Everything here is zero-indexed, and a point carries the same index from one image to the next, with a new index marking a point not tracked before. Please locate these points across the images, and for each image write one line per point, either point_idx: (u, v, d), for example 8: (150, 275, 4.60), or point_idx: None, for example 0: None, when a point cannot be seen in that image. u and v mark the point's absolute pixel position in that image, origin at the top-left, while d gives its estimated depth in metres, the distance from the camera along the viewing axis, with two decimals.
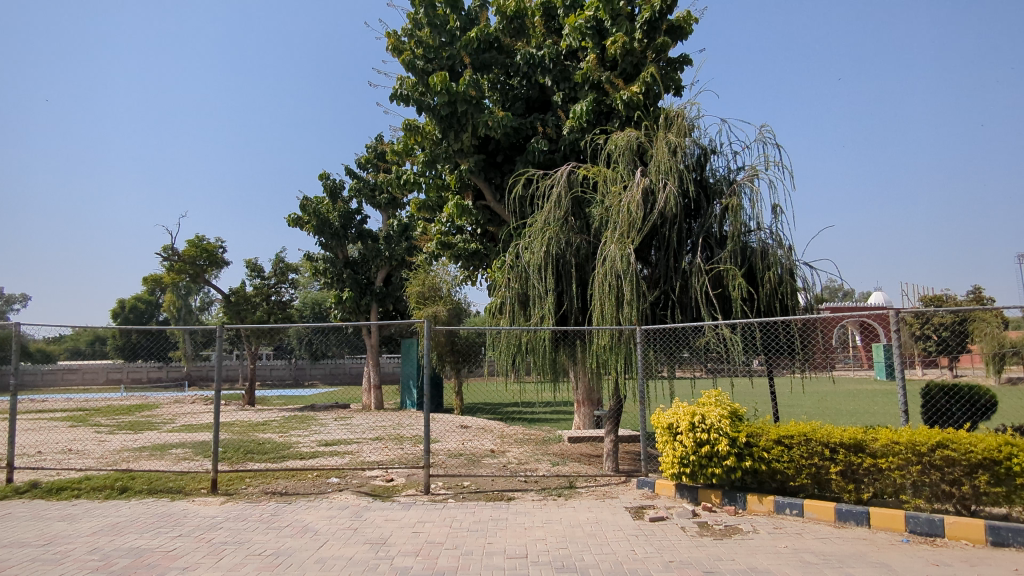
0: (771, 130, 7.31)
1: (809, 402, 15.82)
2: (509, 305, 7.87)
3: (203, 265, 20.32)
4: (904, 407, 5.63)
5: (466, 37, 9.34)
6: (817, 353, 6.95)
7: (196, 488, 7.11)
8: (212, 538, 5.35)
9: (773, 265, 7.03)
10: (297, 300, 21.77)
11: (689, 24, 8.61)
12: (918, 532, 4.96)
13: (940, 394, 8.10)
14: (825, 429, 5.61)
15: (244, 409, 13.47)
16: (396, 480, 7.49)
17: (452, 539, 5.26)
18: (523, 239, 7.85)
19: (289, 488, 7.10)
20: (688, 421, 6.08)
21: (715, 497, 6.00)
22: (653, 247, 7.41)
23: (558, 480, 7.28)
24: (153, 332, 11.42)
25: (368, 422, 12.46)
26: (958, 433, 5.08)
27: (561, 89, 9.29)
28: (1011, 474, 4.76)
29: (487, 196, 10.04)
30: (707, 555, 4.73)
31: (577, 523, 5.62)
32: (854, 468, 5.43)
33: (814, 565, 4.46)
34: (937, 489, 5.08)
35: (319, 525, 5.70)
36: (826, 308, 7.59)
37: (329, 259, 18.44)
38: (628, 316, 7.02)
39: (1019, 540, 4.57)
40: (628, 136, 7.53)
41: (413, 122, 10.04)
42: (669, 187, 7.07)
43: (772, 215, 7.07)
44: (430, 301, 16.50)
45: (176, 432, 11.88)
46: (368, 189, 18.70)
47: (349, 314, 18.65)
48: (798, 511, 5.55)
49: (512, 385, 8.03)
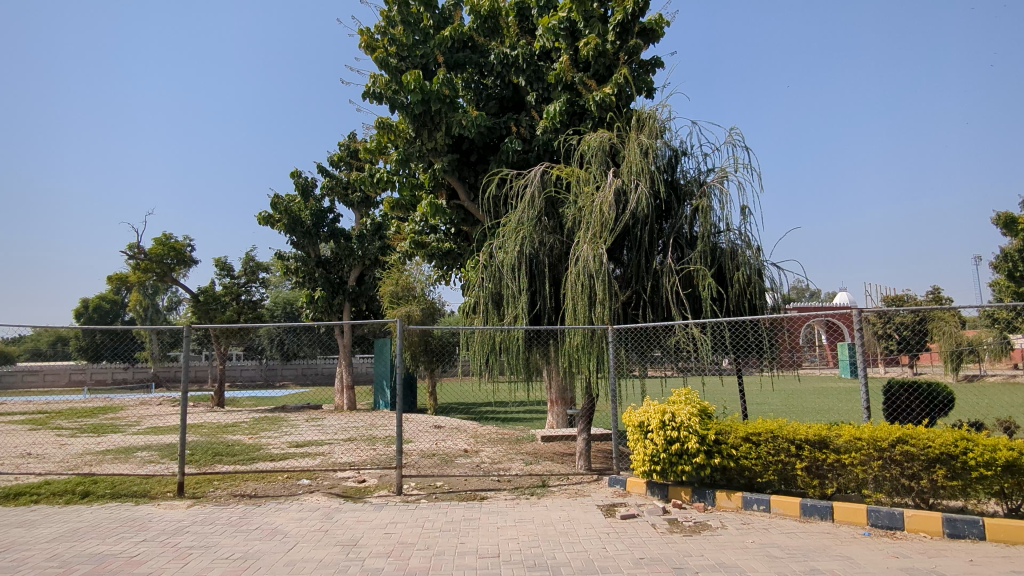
0: (741, 133, 7.44)
1: (777, 399, 16.13)
2: (482, 305, 7.87)
3: (170, 263, 19.85)
4: (868, 403, 5.72)
5: (439, 36, 9.34)
6: (783, 351, 7.12)
7: (162, 491, 6.96)
8: (178, 542, 5.25)
9: (742, 266, 7.16)
10: (268, 299, 21.45)
11: (661, 27, 8.73)
12: (878, 526, 5.10)
13: (902, 391, 8.34)
14: (791, 426, 5.73)
15: (211, 412, 13.19)
16: (368, 481, 7.44)
17: (424, 539, 5.24)
18: (496, 239, 7.87)
19: (258, 491, 6.99)
20: (659, 419, 6.17)
21: (685, 494, 6.09)
22: (625, 247, 7.50)
23: (531, 479, 7.31)
24: (119, 333, 11.12)
25: (339, 424, 12.33)
26: (917, 429, 5.24)
27: (534, 89, 9.32)
28: (967, 469, 4.91)
29: (461, 195, 10.03)
30: (676, 551, 4.80)
31: (549, 522, 5.65)
32: (819, 464, 5.55)
33: (780, 559, 4.55)
34: (897, 483, 5.23)
35: (289, 528, 5.64)
36: (793, 308, 7.76)
37: (301, 257, 18.22)
38: (600, 315, 7.08)
39: (974, 531, 4.74)
40: (600, 137, 7.59)
41: (386, 120, 9.97)
42: (641, 187, 7.14)
43: (741, 216, 7.19)
44: (404, 301, 16.39)
45: (142, 435, 11.58)
46: (341, 187, 18.49)
47: (321, 314, 18.40)
48: (765, 506, 5.66)
49: (486, 385, 8.01)
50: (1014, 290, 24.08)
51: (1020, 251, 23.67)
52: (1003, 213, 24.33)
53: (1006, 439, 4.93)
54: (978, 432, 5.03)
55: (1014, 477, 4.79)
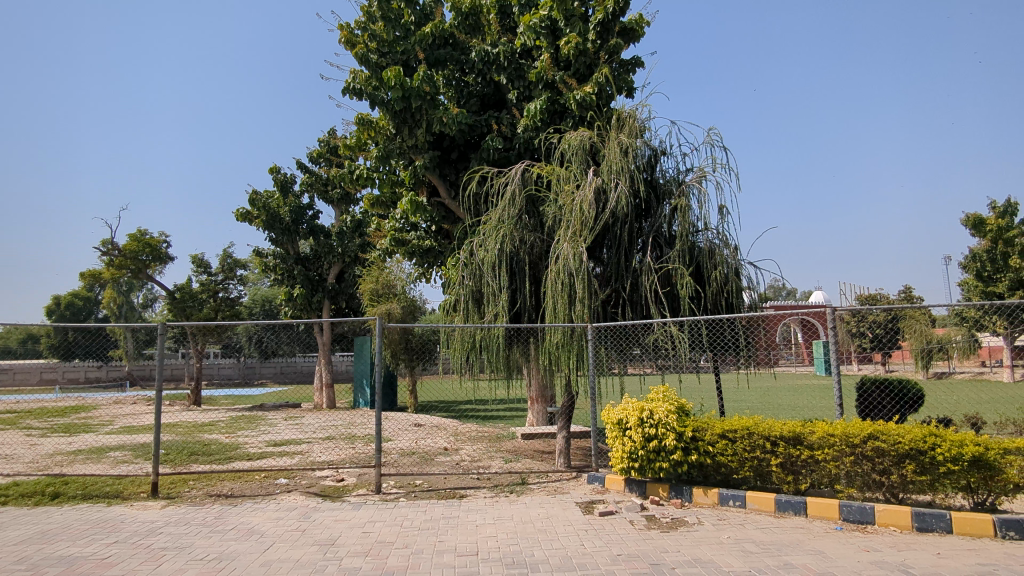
0: (719, 132, 7.50)
1: (754, 395, 16.37)
2: (463, 303, 7.84)
3: (145, 260, 19.50)
4: (840, 401, 5.67)
5: (421, 33, 9.28)
6: (759, 349, 7.23)
7: (136, 492, 6.84)
8: (151, 543, 5.17)
9: (720, 265, 7.23)
10: (246, 296, 21.17)
11: (641, 26, 8.78)
12: (850, 520, 5.20)
13: (873, 388, 8.54)
14: (766, 423, 5.81)
15: (188, 411, 13.00)
16: (346, 480, 7.39)
17: (403, 538, 5.22)
18: (476, 237, 7.86)
19: (234, 491, 6.90)
20: (637, 416, 6.21)
21: (663, 491, 6.14)
22: (605, 246, 7.52)
23: (511, 477, 7.32)
24: (91, 331, 10.90)
25: (318, 422, 12.23)
26: (887, 425, 5.35)
27: (515, 87, 9.31)
28: (935, 464, 5.02)
29: (442, 192, 9.97)
30: (654, 547, 4.84)
31: (528, 519, 5.67)
32: (793, 460, 5.63)
33: (755, 554, 4.62)
34: (868, 478, 5.34)
35: (265, 527, 5.58)
36: (770, 306, 7.86)
37: (280, 255, 18.05)
38: (580, 313, 7.12)
39: (942, 525, 4.86)
40: (581, 136, 7.63)
41: (366, 116, 9.84)
42: (621, 186, 7.18)
43: (719, 216, 7.27)
44: (385, 298, 16.28)
45: (116, 434, 11.38)
46: (321, 183, 18.31)
47: (300, 312, 18.23)
48: (741, 502, 5.74)
49: (466, 382, 8.00)
50: (981, 289, 24.43)
51: (988, 252, 24.25)
52: (972, 214, 24.94)
53: (973, 435, 5.05)
54: (946, 429, 5.16)
55: (980, 471, 4.91)
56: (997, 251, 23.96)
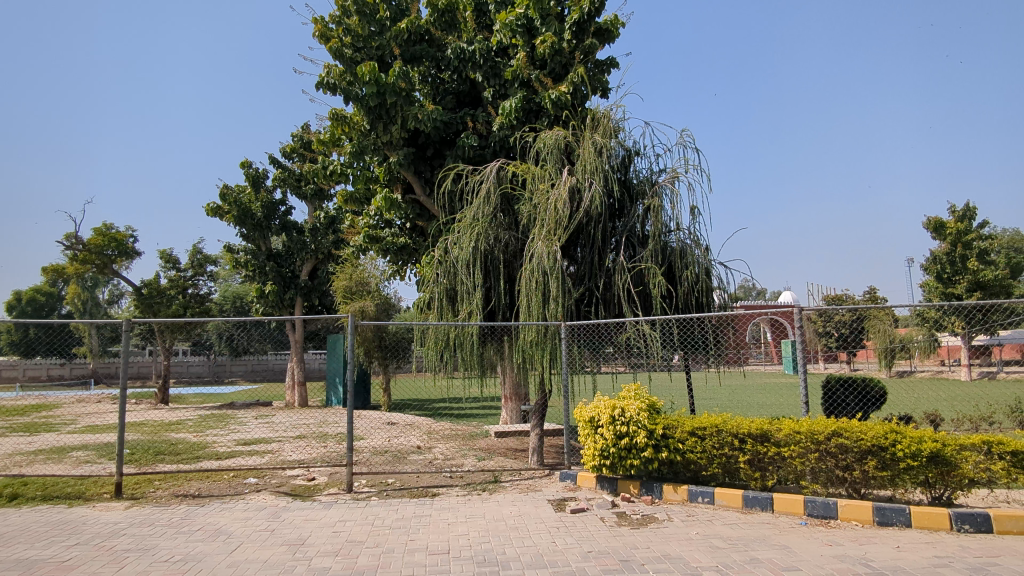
0: (691, 135, 7.60)
1: (724, 393, 16.65)
2: (437, 301, 7.81)
3: (111, 255, 18.99)
4: (806, 398, 5.76)
5: (396, 28, 9.20)
6: (729, 348, 7.36)
7: (98, 493, 6.68)
8: (114, 545, 5.05)
9: (691, 265, 7.32)
10: (216, 293, 20.76)
11: (616, 27, 8.86)
12: (814, 515, 5.31)
13: (839, 387, 8.74)
14: (734, 421, 5.91)
15: (154, 410, 12.71)
16: (317, 479, 7.31)
17: (374, 537, 5.19)
18: (451, 235, 7.84)
19: (201, 490, 6.78)
20: (609, 414, 6.27)
21: (634, 488, 6.21)
22: (579, 245, 7.58)
23: (483, 475, 7.34)
24: (53, 328, 10.58)
25: (290, 421, 12.08)
26: (850, 423, 5.48)
27: (491, 85, 9.30)
28: (896, 459, 5.16)
29: (417, 189, 9.88)
30: (624, 544, 4.88)
31: (500, 517, 5.67)
32: (761, 457, 5.73)
33: (722, 549, 4.70)
34: (832, 474, 5.46)
35: (233, 528, 5.49)
36: (740, 306, 8.02)
37: (250, 251, 17.76)
38: (554, 312, 7.15)
39: (901, 519, 5.01)
40: (555, 135, 7.65)
41: (340, 112, 9.71)
42: (595, 186, 7.22)
43: (690, 216, 7.36)
44: (358, 295, 16.14)
45: (79, 434, 11.05)
46: (294, 178, 18.05)
47: (272, 309, 17.97)
48: (709, 499, 5.82)
49: (440, 381, 7.97)
50: (941, 290, 25.04)
51: (947, 254, 25.02)
52: (933, 217, 25.67)
53: (931, 431, 5.23)
54: (905, 425, 5.32)
55: (938, 467, 5.07)
56: (956, 254, 24.79)
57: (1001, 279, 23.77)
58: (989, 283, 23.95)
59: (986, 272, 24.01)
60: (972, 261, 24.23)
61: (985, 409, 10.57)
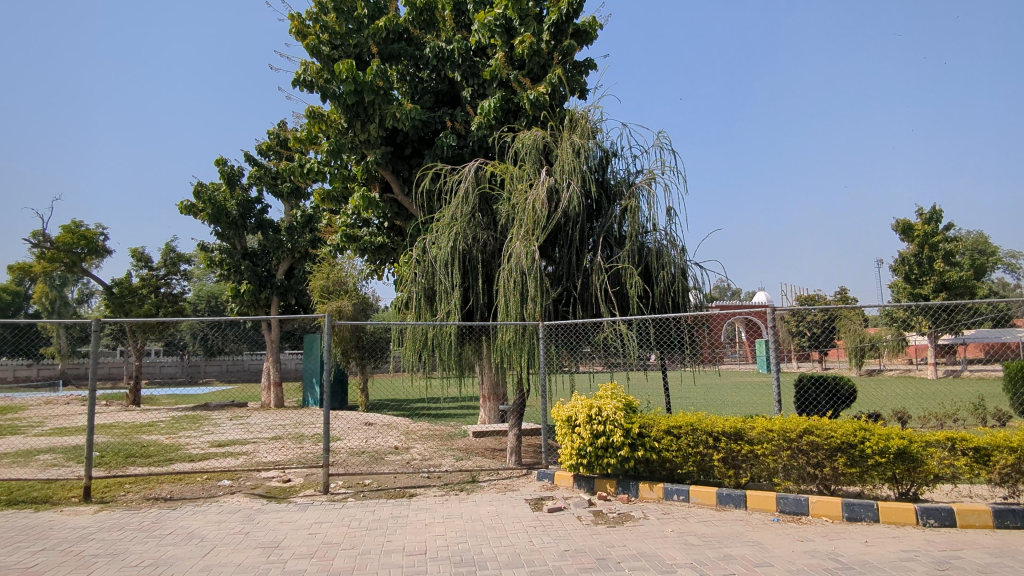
0: (668, 136, 7.69)
1: (699, 393, 16.85)
2: (415, 300, 7.78)
3: (80, 253, 18.53)
4: (779, 397, 5.84)
5: (374, 26, 9.14)
6: (704, 347, 7.46)
7: (66, 497, 6.52)
8: (82, 550, 4.94)
9: (667, 265, 7.40)
10: (190, 292, 20.41)
11: (595, 29, 8.92)
12: (786, 511, 5.41)
13: (811, 386, 8.93)
14: (709, 420, 5.99)
15: (125, 411, 12.44)
16: (293, 480, 7.24)
17: (350, 538, 5.15)
18: (429, 235, 7.81)
19: (174, 493, 6.66)
20: (586, 413, 6.32)
21: (610, 487, 6.25)
22: (557, 245, 7.61)
23: (461, 474, 7.33)
24: (19, 328, 10.28)
25: (265, 421, 11.93)
26: (821, 420, 5.59)
27: (470, 84, 9.29)
28: (865, 456, 5.28)
29: (395, 189, 9.83)
30: (600, 543, 4.92)
31: (478, 517, 5.68)
32: (734, 455, 5.82)
33: (696, 547, 4.76)
34: (803, 471, 5.57)
35: (206, 531, 5.41)
36: (715, 306, 8.14)
37: (225, 250, 17.48)
38: (532, 312, 7.17)
39: (870, 515, 5.13)
40: (534, 135, 7.67)
41: (317, 109, 9.63)
42: (572, 187, 7.27)
43: (666, 217, 7.44)
44: (335, 295, 16.01)
45: (46, 436, 10.76)
46: (270, 176, 17.85)
47: (247, 308, 17.69)
48: (684, 496, 5.88)
49: (418, 381, 7.92)
50: (909, 290, 25.67)
51: (914, 255, 25.66)
52: (901, 219, 26.30)
53: (898, 429, 5.36)
54: (873, 423, 5.45)
55: (904, 463, 5.20)
56: (923, 255, 25.43)
57: (965, 280, 24.46)
58: (954, 283, 24.59)
59: (951, 273, 24.67)
60: (938, 263, 24.87)
61: (949, 406, 10.90)
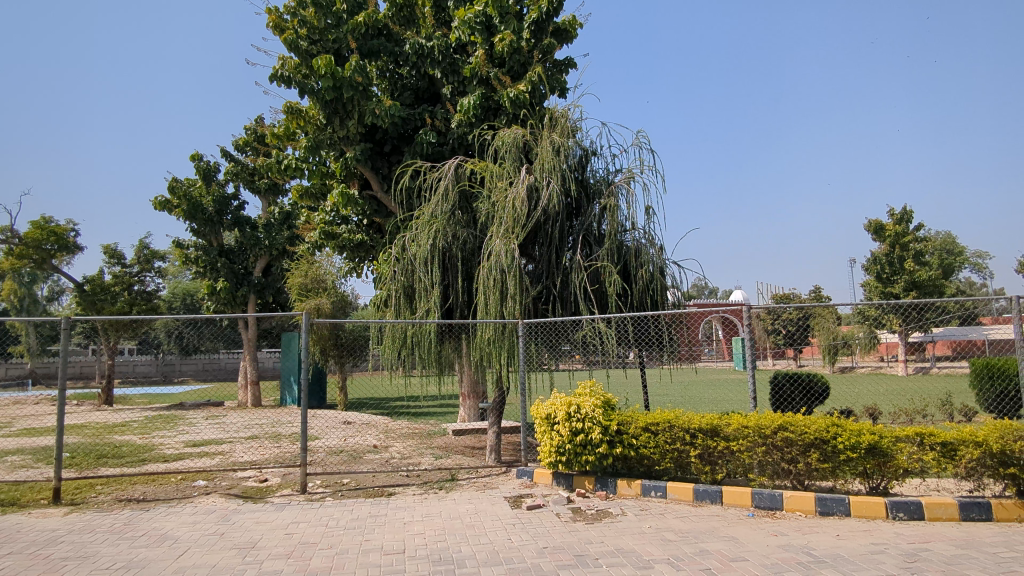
0: (647, 136, 7.75)
1: (678, 390, 17.02)
2: (394, 298, 7.74)
3: (50, 249, 18.06)
4: (754, 393, 5.89)
5: (353, 22, 9.04)
6: (682, 345, 7.52)
7: (34, 499, 6.37)
8: (51, 554, 4.83)
9: (646, 263, 7.46)
10: (165, 289, 20.07)
11: (574, 27, 8.96)
12: (761, 506, 5.49)
13: (785, 382, 9.08)
14: (686, 416, 6.05)
15: (96, 411, 12.17)
16: (269, 480, 7.15)
17: (327, 538, 5.11)
18: (409, 232, 7.77)
19: (147, 494, 6.55)
20: (565, 411, 6.34)
21: (588, 483, 6.29)
22: (537, 243, 7.62)
23: (440, 473, 7.31)
24: None
25: (242, 421, 11.76)
26: (795, 417, 5.69)
27: (450, 81, 9.24)
28: (837, 452, 5.38)
29: (374, 185, 9.74)
30: (579, 539, 4.94)
31: (457, 515, 5.68)
32: (711, 452, 5.89)
33: (673, 542, 4.81)
34: (778, 466, 5.66)
35: (180, 533, 5.33)
36: (693, 304, 8.24)
37: (201, 247, 17.21)
38: (511, 310, 7.18)
39: (842, 509, 5.23)
40: (514, 134, 7.67)
41: (294, 104, 9.53)
42: (552, 185, 7.29)
43: (645, 216, 7.50)
44: (314, 292, 15.88)
45: (14, 437, 10.48)
46: (247, 172, 17.60)
47: (223, 306, 17.40)
48: (661, 492, 5.94)
49: (397, 379, 7.86)
50: (880, 290, 26.20)
51: (886, 255, 26.18)
52: (873, 219, 26.82)
53: (869, 424, 5.47)
54: (846, 419, 5.56)
55: (875, 458, 5.32)
56: (894, 254, 25.97)
57: (934, 279, 25.07)
58: (924, 282, 25.13)
59: (921, 273, 25.24)
60: (908, 262, 25.42)
61: (919, 403, 11.14)
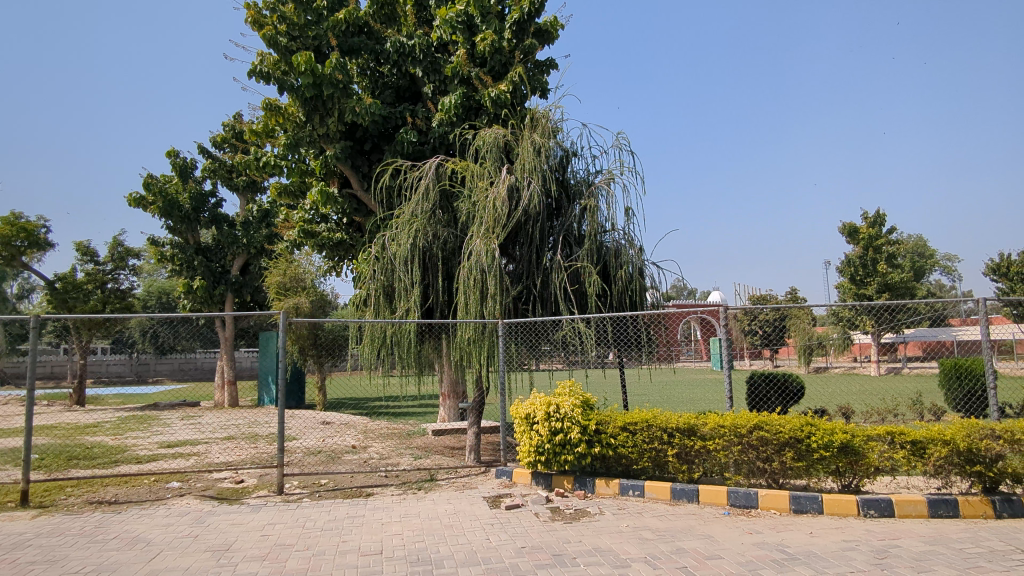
0: (627, 138, 7.77)
1: (657, 389, 17.15)
2: (374, 298, 7.70)
3: (20, 246, 17.63)
4: (731, 394, 5.93)
5: (333, 18, 8.95)
6: (661, 345, 7.58)
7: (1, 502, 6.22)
8: (17, 558, 4.71)
9: (625, 264, 7.51)
10: (139, 288, 19.70)
11: (556, 28, 8.99)
12: (737, 505, 5.56)
13: (761, 382, 9.20)
14: (664, 416, 6.10)
15: (67, 412, 11.91)
16: (246, 481, 7.07)
17: (304, 539, 5.07)
18: (389, 231, 7.73)
19: (118, 496, 6.42)
20: (544, 411, 6.36)
21: (567, 483, 6.32)
22: (517, 243, 7.63)
23: (420, 473, 7.28)
24: None
25: (218, 422, 11.59)
26: (771, 416, 5.77)
27: (430, 80, 9.20)
28: (811, 450, 5.47)
29: (354, 184, 9.65)
30: (557, 538, 4.96)
31: (436, 515, 5.66)
32: (688, 451, 5.95)
33: (650, 541, 4.85)
34: (754, 465, 5.74)
35: (152, 535, 5.24)
36: (672, 305, 8.31)
37: (178, 244, 16.95)
38: (491, 309, 7.17)
39: (815, 506, 5.31)
40: (495, 134, 7.66)
41: (273, 102, 9.42)
42: (533, 185, 7.31)
43: (625, 217, 7.55)
44: (292, 292, 15.70)
45: None
46: (225, 170, 17.38)
47: (200, 305, 17.13)
48: (639, 492, 5.99)
49: (376, 379, 7.81)
50: (854, 291, 26.68)
51: (860, 257, 26.65)
52: (848, 222, 27.29)
53: (842, 423, 5.57)
54: (819, 418, 5.65)
55: (847, 456, 5.42)
56: (867, 257, 26.44)
57: (906, 281, 25.59)
58: (896, 285, 25.62)
59: (893, 275, 25.74)
60: (881, 265, 25.92)
61: (891, 402, 11.35)
